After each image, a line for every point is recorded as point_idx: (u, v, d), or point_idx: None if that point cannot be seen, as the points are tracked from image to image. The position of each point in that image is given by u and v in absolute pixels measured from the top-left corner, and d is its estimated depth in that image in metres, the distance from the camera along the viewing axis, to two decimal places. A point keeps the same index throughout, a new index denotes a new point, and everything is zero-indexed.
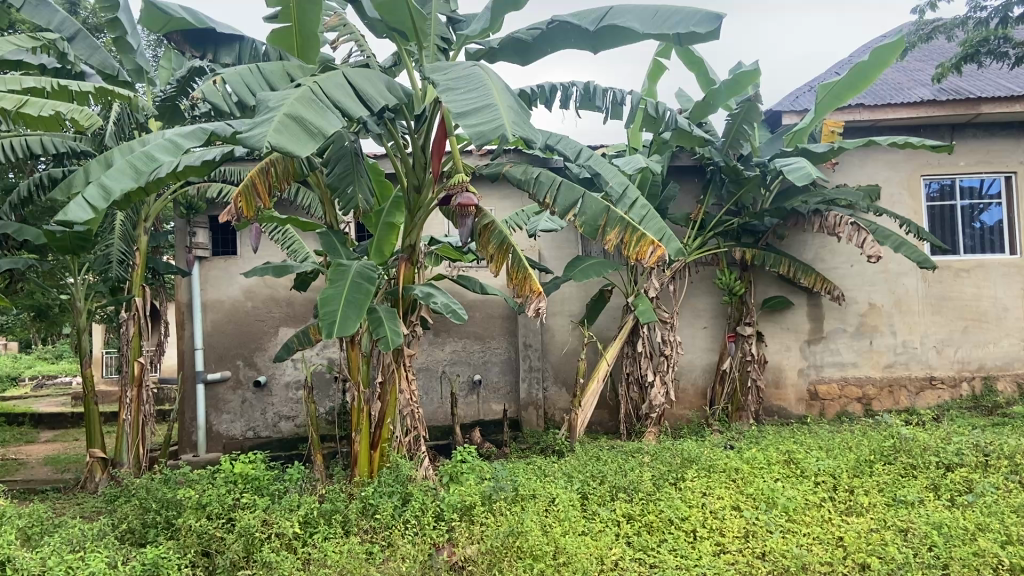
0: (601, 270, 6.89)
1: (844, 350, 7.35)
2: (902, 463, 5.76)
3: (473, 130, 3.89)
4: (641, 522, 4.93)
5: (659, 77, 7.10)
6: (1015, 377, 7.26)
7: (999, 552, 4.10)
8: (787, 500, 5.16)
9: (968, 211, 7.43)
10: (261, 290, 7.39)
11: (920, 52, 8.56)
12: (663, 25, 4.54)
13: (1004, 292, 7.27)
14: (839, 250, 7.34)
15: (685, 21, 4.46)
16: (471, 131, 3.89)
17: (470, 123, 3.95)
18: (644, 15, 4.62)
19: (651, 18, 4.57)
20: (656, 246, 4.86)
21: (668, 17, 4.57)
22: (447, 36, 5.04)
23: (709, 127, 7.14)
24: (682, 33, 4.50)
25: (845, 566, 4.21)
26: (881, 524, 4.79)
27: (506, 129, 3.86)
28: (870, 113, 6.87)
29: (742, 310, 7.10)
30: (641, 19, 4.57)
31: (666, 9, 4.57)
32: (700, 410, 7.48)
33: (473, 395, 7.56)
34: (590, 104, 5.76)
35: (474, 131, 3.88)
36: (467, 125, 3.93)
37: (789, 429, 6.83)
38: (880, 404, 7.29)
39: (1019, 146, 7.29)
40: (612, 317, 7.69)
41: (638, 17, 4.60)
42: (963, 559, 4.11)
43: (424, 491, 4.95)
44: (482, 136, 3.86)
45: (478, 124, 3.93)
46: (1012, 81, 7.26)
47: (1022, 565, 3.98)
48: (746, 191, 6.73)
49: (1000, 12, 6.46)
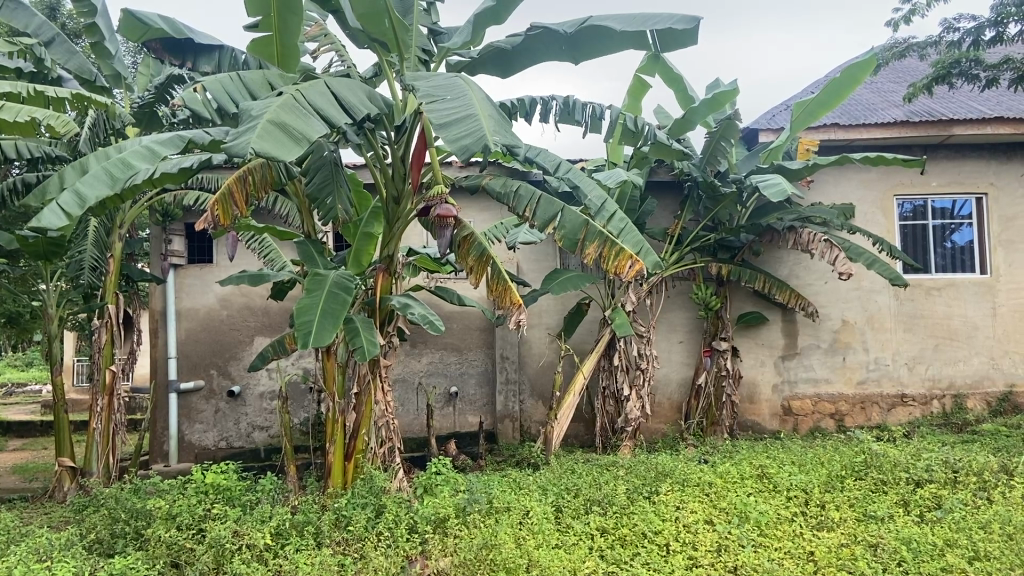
0: (579, 283, 6.94)
1: (818, 366, 7.42)
2: (872, 479, 5.81)
3: (455, 142, 3.94)
4: (614, 535, 4.96)
5: (641, 93, 7.15)
6: (985, 395, 7.33)
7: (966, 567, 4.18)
8: (758, 514, 5.23)
9: (940, 230, 7.53)
10: (236, 299, 7.34)
11: (893, 71, 8.69)
12: (640, 23, 4.83)
13: (974, 310, 7.36)
14: (814, 267, 7.41)
15: (663, 21, 4.78)
16: (454, 144, 3.94)
17: (452, 134, 4.00)
18: (620, 18, 4.89)
19: (627, 19, 4.85)
20: (636, 261, 5.01)
21: (643, 20, 4.86)
22: (429, 47, 5.09)
23: (688, 144, 7.21)
24: (659, 30, 4.80)
25: None
26: (851, 539, 4.83)
27: (490, 142, 3.92)
28: (844, 132, 6.96)
29: (718, 325, 7.14)
30: (620, 20, 4.84)
31: (643, 13, 4.87)
32: (674, 424, 7.51)
33: (449, 406, 7.54)
34: (570, 118, 5.85)
35: (457, 144, 3.93)
36: (449, 136, 3.98)
37: (763, 444, 6.87)
38: (853, 420, 7.36)
39: (989, 168, 7.41)
40: (589, 330, 7.70)
41: (617, 20, 4.86)
42: None
43: (398, 503, 4.95)
44: (464, 149, 3.92)
45: (460, 136, 3.98)
46: (983, 103, 7.37)
47: None
48: (723, 207, 6.80)
49: (972, 34, 6.52)
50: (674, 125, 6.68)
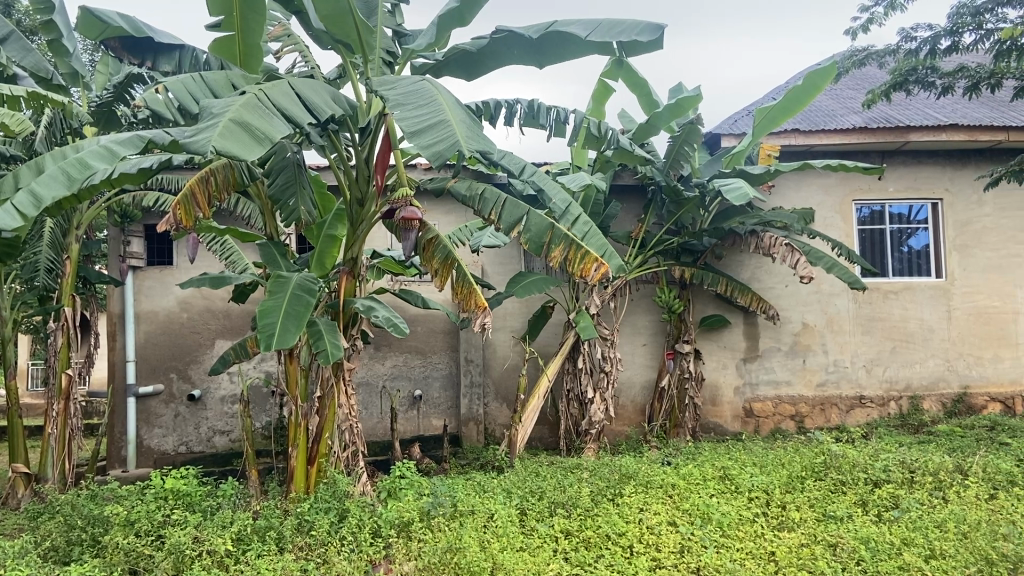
0: (543, 286, 6.95)
1: (778, 368, 7.51)
2: (831, 479, 5.88)
3: (428, 149, 3.93)
4: (578, 538, 4.97)
5: (605, 97, 7.19)
6: (940, 396, 7.47)
7: (923, 566, 4.25)
8: (721, 515, 5.27)
9: (897, 235, 7.66)
10: (197, 301, 7.24)
11: (852, 79, 8.83)
12: (606, 33, 4.84)
13: (930, 313, 7.50)
14: (774, 270, 7.50)
15: (627, 30, 4.79)
16: (427, 150, 3.94)
17: (424, 141, 3.99)
18: (587, 25, 4.90)
19: (594, 26, 4.86)
20: (600, 263, 5.05)
21: (610, 29, 4.88)
22: (393, 49, 5.07)
23: (652, 149, 7.27)
24: (624, 41, 4.82)
25: None
26: (811, 539, 4.89)
27: (462, 147, 3.92)
28: (804, 138, 7.06)
29: (681, 328, 7.18)
30: (585, 27, 4.85)
31: (609, 21, 4.88)
32: (638, 426, 7.55)
33: (414, 409, 7.51)
34: (534, 122, 5.85)
35: (429, 150, 3.93)
36: (421, 143, 3.98)
37: (725, 445, 6.92)
38: (812, 421, 7.46)
39: (944, 174, 7.56)
40: (554, 332, 7.73)
41: (582, 27, 4.87)
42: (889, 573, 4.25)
43: (361, 507, 4.92)
44: (437, 155, 3.92)
45: (433, 143, 3.97)
46: (939, 110, 7.52)
47: None
48: (686, 211, 6.84)
49: (929, 42, 6.65)
50: (638, 130, 6.74)
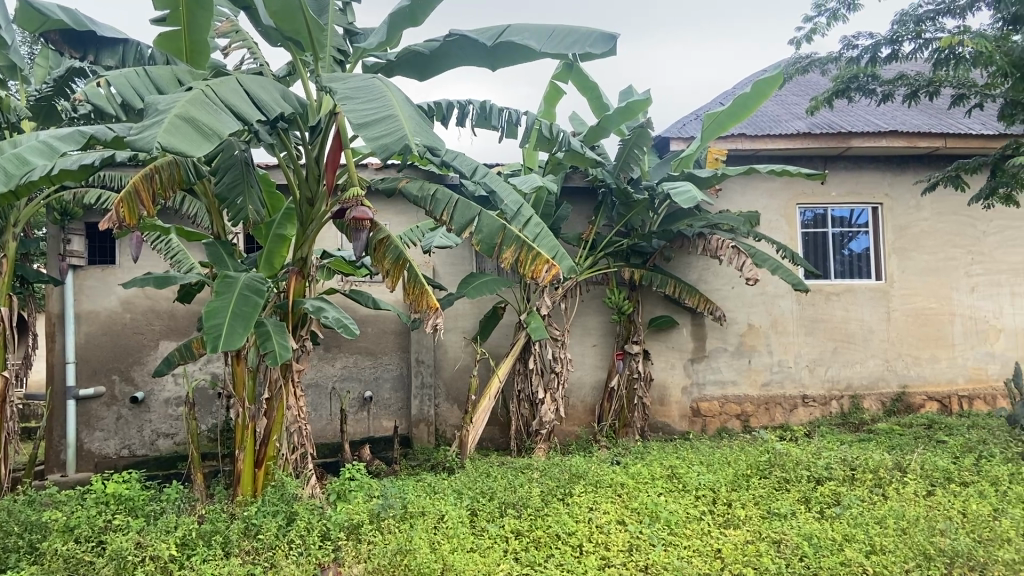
0: (494, 287, 6.97)
1: (724, 368, 7.64)
2: (776, 477, 6.00)
3: (375, 143, 3.92)
4: (528, 538, 4.99)
5: (557, 100, 7.25)
6: (879, 395, 7.68)
7: (864, 561, 4.36)
8: (669, 514, 5.35)
9: (838, 238, 7.86)
10: (141, 301, 7.08)
11: (796, 85, 9.04)
12: (559, 44, 4.88)
13: (870, 315, 7.72)
14: (721, 272, 7.64)
15: (580, 42, 4.85)
16: (374, 143, 3.92)
17: (371, 134, 3.99)
18: (539, 34, 4.92)
19: (547, 37, 4.89)
20: (552, 265, 5.09)
21: (563, 38, 4.91)
22: (345, 48, 5.02)
23: (603, 151, 7.35)
24: (577, 52, 4.88)
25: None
26: (756, 536, 4.99)
27: (410, 143, 3.92)
28: (750, 142, 7.19)
29: (630, 328, 7.26)
30: (538, 38, 4.88)
31: (562, 30, 4.92)
32: (588, 426, 7.62)
33: (364, 411, 7.46)
34: (486, 123, 5.86)
35: (377, 144, 3.93)
36: (369, 135, 3.96)
37: (672, 444, 7.02)
38: (757, 420, 7.60)
39: (884, 179, 7.79)
40: (505, 333, 7.76)
41: (535, 36, 4.90)
42: (832, 568, 4.35)
43: (309, 510, 4.87)
44: (384, 149, 3.92)
45: (381, 136, 3.96)
46: (879, 117, 7.74)
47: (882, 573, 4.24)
48: (636, 213, 6.95)
49: (869, 51, 6.62)
50: (589, 132, 6.80)
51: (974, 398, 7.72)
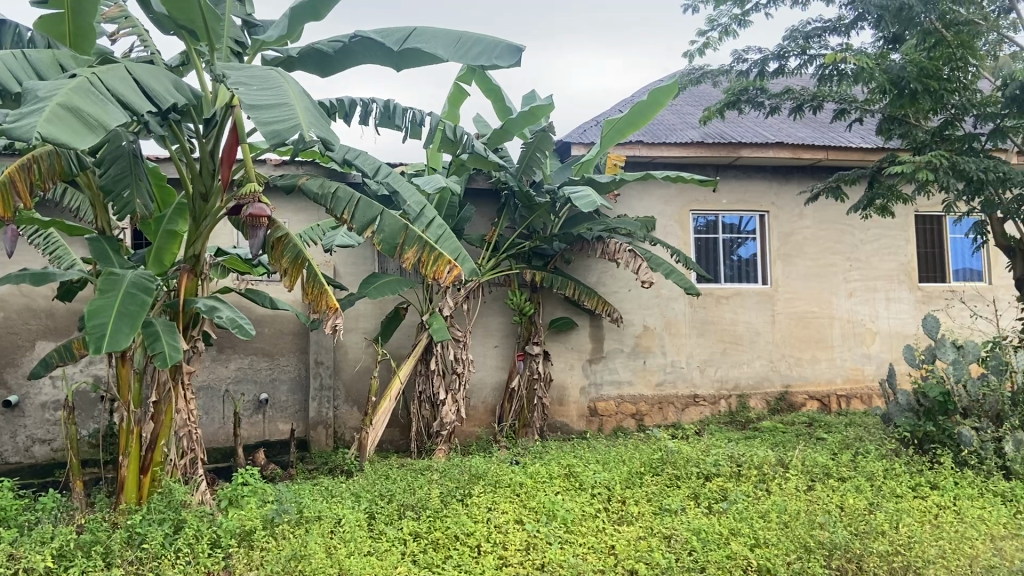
0: (396, 287, 6.92)
1: (621, 368, 7.85)
2: (667, 474, 6.20)
3: (265, 126, 3.84)
4: (426, 539, 4.98)
5: (460, 101, 7.27)
6: (764, 394, 8.06)
7: (748, 554, 4.56)
8: (565, 512, 5.45)
9: (728, 244, 8.21)
10: (15, 299, 6.65)
11: (691, 96, 9.39)
12: (466, 54, 4.99)
13: (756, 317, 8.10)
14: (618, 275, 7.85)
15: (486, 53, 4.94)
16: (263, 127, 3.84)
17: (262, 118, 3.91)
18: (446, 41, 4.99)
19: (454, 46, 4.98)
20: (453, 266, 5.11)
21: (469, 47, 5.00)
22: (243, 40, 4.88)
23: (506, 154, 7.43)
24: (484, 63, 4.96)
25: (615, 572, 4.54)
26: (648, 532, 5.15)
27: (301, 131, 3.86)
28: (647, 149, 7.42)
29: (531, 329, 7.36)
30: (445, 46, 4.96)
31: (468, 38, 5.01)
32: (488, 426, 7.67)
33: (259, 414, 7.26)
34: (390, 122, 5.82)
35: (267, 127, 3.85)
36: (259, 118, 3.88)
37: (570, 444, 7.16)
38: (651, 419, 7.84)
39: (770, 188, 8.19)
40: (407, 334, 7.71)
41: (442, 43, 4.98)
42: (718, 562, 4.53)
43: (199, 517, 4.70)
44: (273, 134, 3.84)
45: (271, 121, 3.89)
46: (766, 129, 8.14)
47: (764, 566, 4.44)
48: (538, 217, 7.12)
49: (758, 66, 6.93)
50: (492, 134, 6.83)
51: (851, 397, 8.21)
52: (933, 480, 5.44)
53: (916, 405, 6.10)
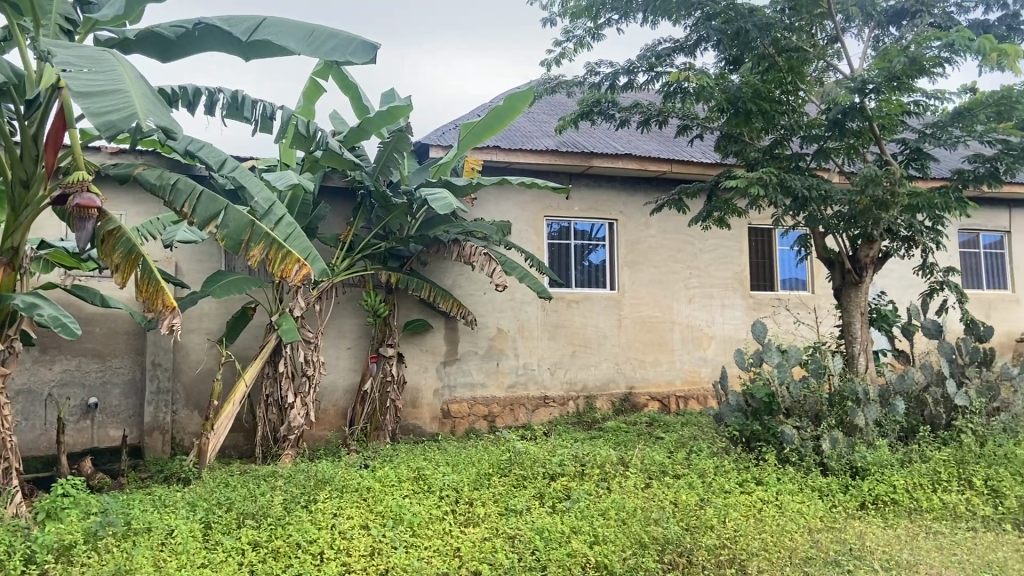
0: (244, 286, 6.62)
1: (474, 371, 7.91)
2: (514, 475, 6.29)
3: (99, 117, 3.60)
4: (267, 548, 4.79)
5: (316, 97, 7.08)
6: (610, 395, 8.36)
7: (587, 551, 4.66)
8: (412, 515, 5.42)
9: (579, 250, 8.47)
10: None
11: (546, 104, 9.63)
12: (317, 49, 4.83)
13: (604, 321, 8.39)
14: (473, 278, 7.92)
15: (339, 49, 4.82)
16: (97, 118, 3.59)
17: (95, 107, 3.65)
18: (297, 34, 4.83)
19: (304, 39, 4.82)
20: (302, 265, 4.98)
21: (322, 43, 4.85)
22: (74, 17, 4.49)
23: (363, 153, 7.31)
24: (337, 59, 4.83)
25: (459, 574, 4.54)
26: (492, 533, 5.20)
27: (140, 121, 3.63)
28: (504, 154, 7.52)
29: (385, 331, 7.27)
30: (296, 38, 4.80)
31: (320, 33, 4.86)
32: (339, 430, 7.51)
33: (87, 420, 6.76)
34: (238, 114, 5.60)
35: (101, 118, 3.60)
36: (92, 108, 3.62)
37: (421, 446, 7.13)
38: (503, 420, 7.94)
39: (619, 197, 8.52)
40: (254, 335, 7.42)
41: (292, 35, 4.81)
42: (559, 560, 4.62)
43: (9, 533, 4.30)
44: (109, 125, 3.61)
45: (106, 111, 3.64)
46: (617, 140, 8.46)
47: (602, 563, 4.56)
48: (394, 217, 6.97)
49: (609, 78, 7.32)
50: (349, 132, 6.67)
51: (689, 397, 8.66)
52: (758, 476, 5.78)
53: (745, 405, 6.50)
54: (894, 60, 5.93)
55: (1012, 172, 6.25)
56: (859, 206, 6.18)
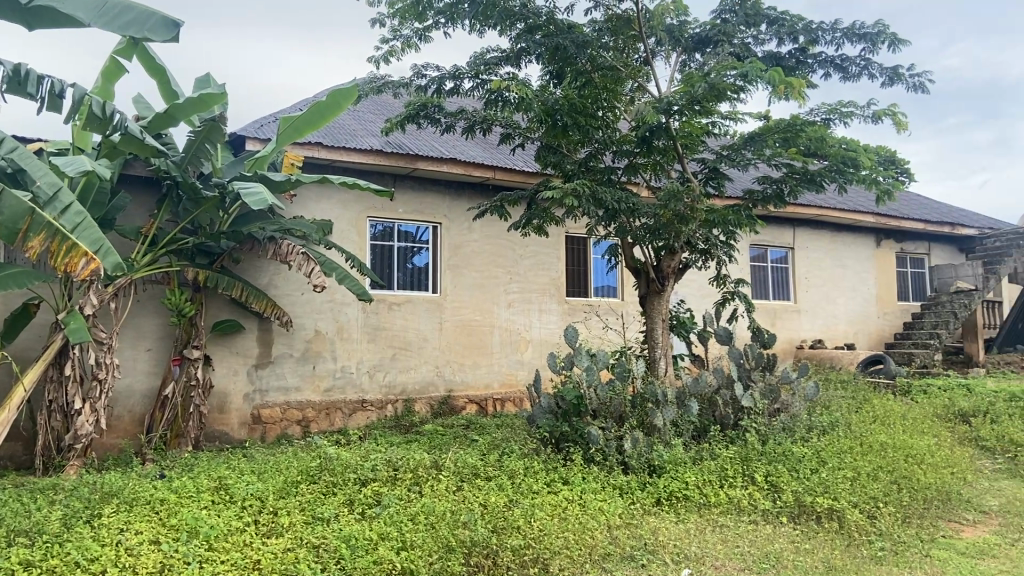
0: (26, 281, 5.95)
1: (288, 374, 7.64)
2: (324, 481, 6.10)
3: None
4: (39, 569, 4.31)
5: (117, 78, 6.53)
6: (429, 399, 8.33)
7: (393, 557, 4.55)
8: (210, 528, 5.07)
9: (403, 252, 8.41)
10: None
11: (372, 103, 9.50)
12: (111, 22, 4.47)
13: (425, 324, 8.37)
14: (290, 277, 7.67)
15: (136, 22, 4.47)
16: None
17: None
18: (88, 7, 4.49)
19: (96, 11, 4.48)
20: (90, 258, 4.56)
21: (116, 18, 4.51)
22: None
23: (169, 142, 6.83)
24: (133, 34, 4.48)
25: None
26: (296, 543, 4.98)
27: None
28: (327, 152, 7.33)
29: (191, 332, 6.84)
30: (86, 9, 4.46)
31: (115, 7, 4.51)
32: (135, 438, 6.98)
33: None
34: (18, 89, 5.02)
35: None
36: None
37: (226, 454, 6.76)
38: (317, 425, 7.71)
39: (443, 201, 8.56)
40: (37, 334, 6.73)
41: (82, 6, 4.48)
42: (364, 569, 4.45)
43: None
44: None
45: None
46: (442, 144, 8.50)
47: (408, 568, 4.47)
48: (204, 212, 6.59)
49: (436, 83, 7.31)
50: (154, 118, 6.18)
51: (505, 400, 8.81)
52: (565, 476, 5.97)
53: (556, 407, 6.70)
54: (698, 85, 6.30)
55: (795, 194, 6.94)
56: (663, 219, 6.60)
